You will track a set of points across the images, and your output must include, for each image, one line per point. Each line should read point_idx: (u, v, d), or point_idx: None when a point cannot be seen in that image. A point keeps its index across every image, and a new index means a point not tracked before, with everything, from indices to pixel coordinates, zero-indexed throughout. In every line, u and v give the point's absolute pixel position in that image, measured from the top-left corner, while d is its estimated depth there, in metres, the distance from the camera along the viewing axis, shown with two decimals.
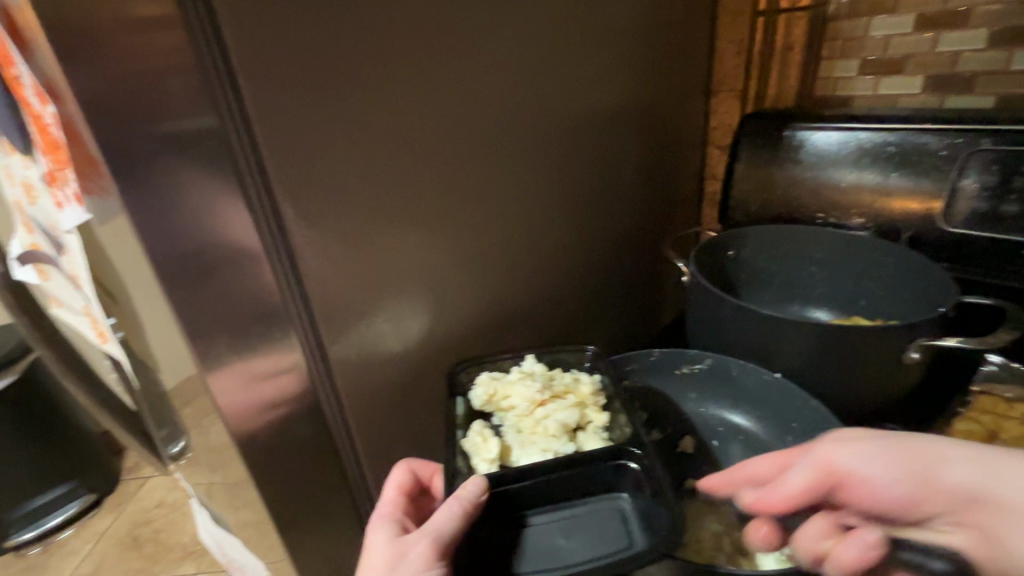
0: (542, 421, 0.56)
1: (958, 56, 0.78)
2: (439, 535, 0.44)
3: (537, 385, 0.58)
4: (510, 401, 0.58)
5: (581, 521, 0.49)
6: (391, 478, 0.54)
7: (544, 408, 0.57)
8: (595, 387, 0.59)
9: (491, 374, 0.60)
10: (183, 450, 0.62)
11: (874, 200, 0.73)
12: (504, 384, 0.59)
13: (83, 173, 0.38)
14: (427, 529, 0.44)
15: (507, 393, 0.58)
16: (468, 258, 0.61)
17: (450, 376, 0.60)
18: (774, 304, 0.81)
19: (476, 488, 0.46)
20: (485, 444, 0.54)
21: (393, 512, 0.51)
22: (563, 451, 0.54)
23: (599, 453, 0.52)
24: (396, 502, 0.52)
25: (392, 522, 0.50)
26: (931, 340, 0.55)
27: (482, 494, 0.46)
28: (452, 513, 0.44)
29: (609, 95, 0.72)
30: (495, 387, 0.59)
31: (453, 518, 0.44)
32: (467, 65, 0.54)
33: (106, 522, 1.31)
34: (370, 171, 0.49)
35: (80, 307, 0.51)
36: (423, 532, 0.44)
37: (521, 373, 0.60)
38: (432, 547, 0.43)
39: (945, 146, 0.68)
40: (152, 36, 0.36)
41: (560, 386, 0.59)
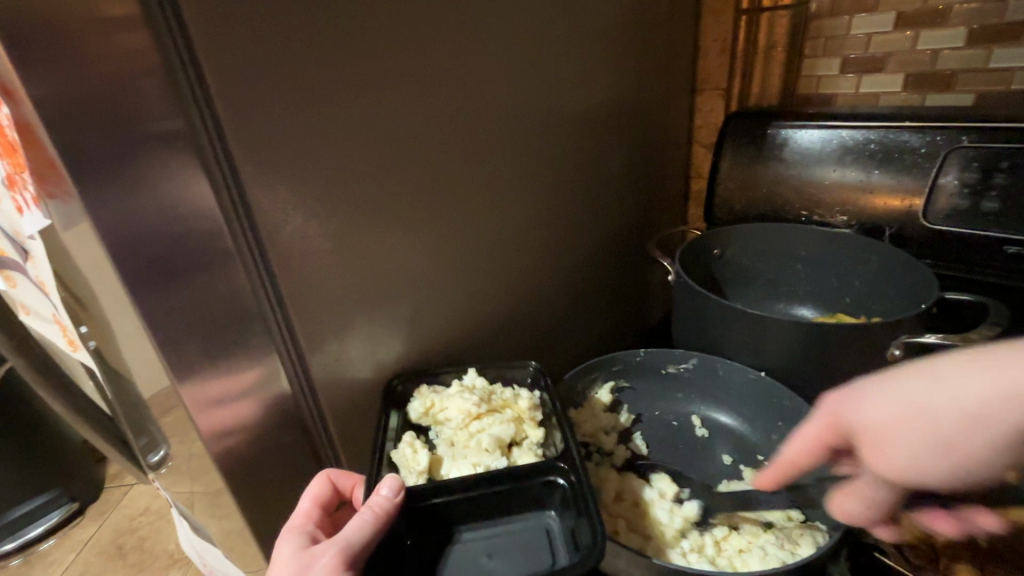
0: (476, 436, 0.53)
1: (938, 55, 0.78)
2: (346, 544, 0.41)
3: (473, 398, 0.56)
4: (447, 414, 0.56)
5: (507, 540, 0.48)
6: (309, 489, 0.51)
7: (479, 422, 0.54)
8: (534, 403, 0.57)
9: (431, 387, 0.59)
10: (162, 459, 0.61)
11: (858, 197, 0.73)
12: (442, 397, 0.57)
13: (43, 177, 0.36)
14: (337, 537, 0.42)
15: (444, 405, 0.56)
16: (452, 259, 0.60)
17: (386, 388, 0.58)
18: (759, 302, 0.81)
19: (389, 491, 0.45)
20: (414, 455, 0.51)
21: (305, 524, 0.48)
22: (494, 465, 0.51)
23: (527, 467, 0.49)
24: (310, 515, 0.49)
25: (301, 535, 0.47)
26: (914, 337, 0.54)
27: (397, 497, 0.45)
28: (363, 519, 0.42)
29: (593, 92, 0.72)
30: (433, 400, 0.57)
31: (365, 526, 0.42)
32: (447, 63, 0.53)
33: (90, 531, 1.28)
34: (350, 170, 0.48)
35: (50, 315, 0.50)
36: (332, 541, 0.42)
37: (459, 386, 0.58)
38: (337, 557, 0.41)
39: (925, 143, 0.69)
40: (117, 37, 0.35)
41: (498, 402, 0.57)
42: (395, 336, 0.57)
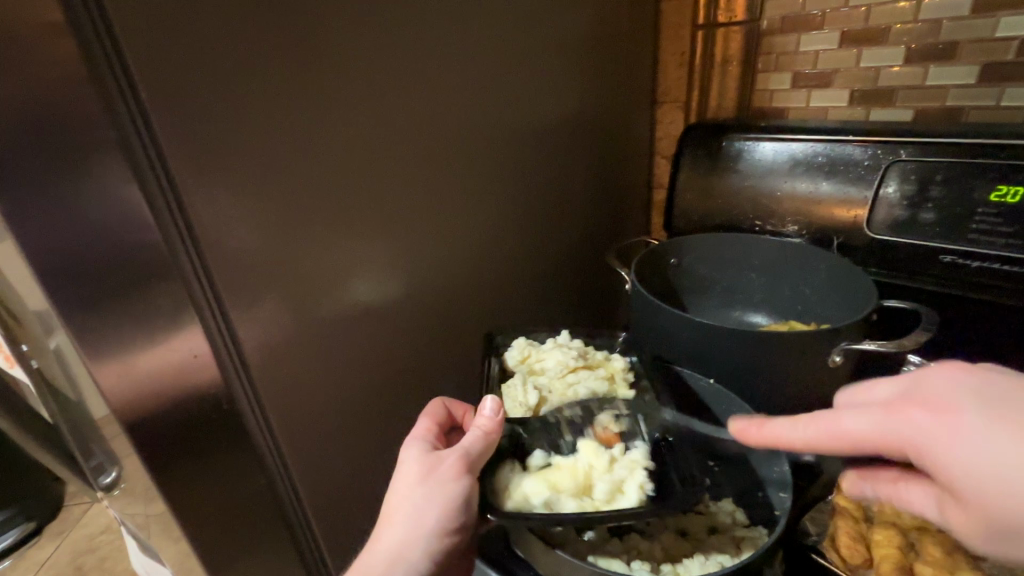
0: (573, 387, 0.61)
1: (881, 72, 0.82)
2: (465, 452, 0.49)
3: (573, 354, 0.64)
4: (544, 364, 0.64)
5: None
6: (427, 410, 0.58)
7: (575, 375, 0.62)
8: (627, 365, 0.64)
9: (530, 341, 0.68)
10: (114, 479, 0.59)
11: (809, 207, 0.76)
12: (538, 351, 0.66)
13: None
14: (458, 446, 0.50)
15: (541, 357, 0.65)
16: (407, 270, 0.61)
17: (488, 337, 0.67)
18: (715, 311, 0.83)
19: (491, 410, 0.52)
20: (523, 394, 0.60)
21: (427, 433, 0.55)
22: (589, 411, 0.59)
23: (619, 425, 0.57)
24: (429, 428, 0.56)
25: (426, 441, 0.54)
26: (852, 343, 0.57)
27: (498, 415, 0.52)
28: (477, 434, 0.51)
29: (551, 105, 0.73)
30: (529, 352, 0.65)
31: (478, 438, 0.50)
32: (396, 78, 0.54)
33: (47, 551, 1.23)
34: (297, 183, 0.48)
35: None
36: (452, 449, 0.50)
37: (556, 344, 0.67)
38: (460, 462, 0.49)
39: (868, 156, 0.71)
40: (46, 46, 0.34)
41: (594, 360, 0.65)
42: (350, 346, 0.58)
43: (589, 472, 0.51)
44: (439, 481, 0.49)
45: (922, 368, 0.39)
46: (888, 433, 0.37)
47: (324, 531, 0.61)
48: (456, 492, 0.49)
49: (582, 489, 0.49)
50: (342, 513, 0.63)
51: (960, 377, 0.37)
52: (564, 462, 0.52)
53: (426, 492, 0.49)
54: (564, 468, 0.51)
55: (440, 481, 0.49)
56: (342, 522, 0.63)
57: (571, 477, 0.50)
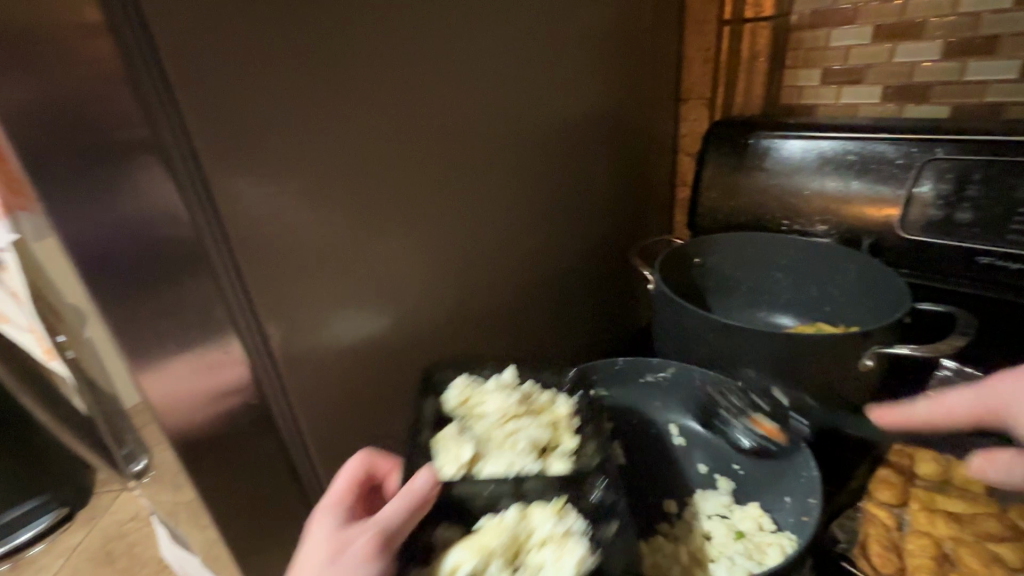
0: (512, 436, 0.55)
1: (916, 67, 0.79)
2: (382, 528, 0.41)
3: (514, 398, 0.59)
4: (483, 408, 0.59)
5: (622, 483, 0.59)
6: (342, 468, 0.49)
7: (516, 422, 0.56)
8: (572, 410, 0.59)
9: (471, 378, 0.62)
10: (143, 467, 0.61)
11: (838, 207, 0.74)
12: (481, 392, 0.60)
13: (14, 191, 0.36)
14: (372, 522, 0.42)
15: (481, 400, 0.59)
16: (430, 267, 0.61)
17: (425, 376, 0.62)
18: (740, 311, 0.82)
19: (426, 481, 0.44)
20: (458, 448, 0.53)
21: (341, 501, 0.46)
22: (529, 467, 0.52)
23: (555, 481, 0.49)
24: (347, 492, 0.47)
25: (338, 512, 0.45)
26: (885, 347, 0.56)
27: (434, 488, 0.44)
28: (399, 508, 0.43)
29: (574, 102, 0.72)
30: (470, 393, 0.60)
31: (400, 512, 0.42)
32: (422, 75, 0.54)
33: (79, 536, 1.28)
34: (324, 181, 0.49)
35: (26, 324, 0.50)
36: (367, 524, 0.42)
37: (499, 384, 0.61)
38: (373, 541, 0.40)
39: (902, 154, 0.69)
40: (84, 46, 0.35)
41: (537, 404, 0.59)
42: (373, 343, 0.58)
43: (518, 535, 0.46)
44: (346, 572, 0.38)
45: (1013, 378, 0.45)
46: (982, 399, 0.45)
47: None
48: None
49: (509, 554, 0.45)
50: None
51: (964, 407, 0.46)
52: (494, 521, 0.48)
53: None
54: (492, 528, 0.47)
55: (347, 567, 0.39)
56: None
57: (501, 537, 0.46)
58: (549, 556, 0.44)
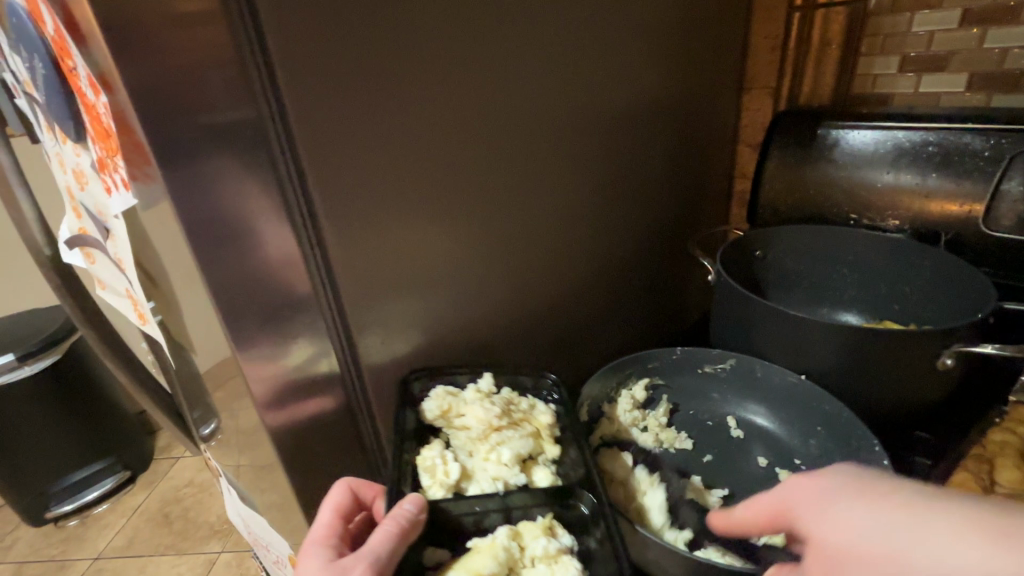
0: (496, 448, 0.52)
1: (1008, 54, 0.74)
2: (375, 557, 0.40)
3: (495, 408, 0.54)
4: (464, 420, 0.54)
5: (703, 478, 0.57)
6: (329, 499, 0.50)
7: (499, 434, 0.52)
8: (554, 420, 0.55)
9: (446, 388, 0.57)
10: (213, 431, 0.64)
11: (913, 202, 0.71)
12: (460, 401, 0.56)
13: (129, 160, 0.38)
14: (365, 549, 0.40)
15: (462, 410, 0.55)
16: (492, 250, 0.61)
17: (402, 382, 0.57)
18: (802, 305, 0.80)
19: (413, 506, 0.44)
20: (444, 468, 0.50)
21: (328, 536, 0.46)
22: (514, 482, 0.49)
23: (542, 494, 0.47)
24: (332, 525, 0.47)
25: (326, 548, 0.45)
26: (968, 346, 0.53)
27: (422, 512, 0.44)
28: (388, 531, 0.41)
29: (638, 89, 0.71)
30: (450, 403, 0.55)
31: (389, 537, 0.41)
32: (497, 60, 0.54)
33: (140, 498, 1.37)
34: (400, 163, 0.50)
35: (123, 290, 0.54)
36: (357, 554, 0.41)
37: (477, 392, 0.56)
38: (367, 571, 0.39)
39: (989, 146, 0.65)
40: (201, 28, 0.37)
41: (518, 414, 0.55)
42: (436, 323, 0.59)
43: (511, 556, 0.44)
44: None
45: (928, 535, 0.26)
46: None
47: None
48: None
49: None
50: None
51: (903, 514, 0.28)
52: (485, 542, 0.45)
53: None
54: (484, 550, 0.44)
55: None
56: None
57: (493, 563, 0.43)
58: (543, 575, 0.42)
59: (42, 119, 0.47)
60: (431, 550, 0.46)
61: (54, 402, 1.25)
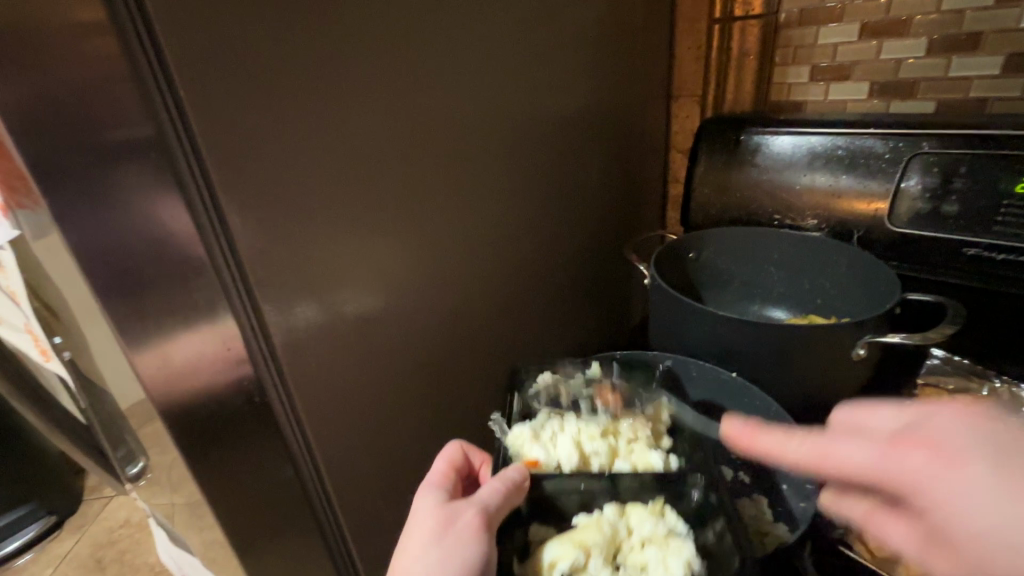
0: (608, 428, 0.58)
1: (901, 64, 0.81)
2: (484, 505, 0.46)
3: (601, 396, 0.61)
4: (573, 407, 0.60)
5: None
6: (444, 453, 0.55)
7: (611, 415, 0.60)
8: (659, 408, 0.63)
9: (556, 377, 0.64)
10: (141, 470, 0.60)
11: (828, 201, 0.75)
12: (567, 392, 0.63)
13: (15, 189, 0.38)
14: (475, 498, 0.47)
15: (568, 401, 0.61)
16: (431, 263, 0.61)
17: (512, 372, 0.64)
18: (736, 305, 0.83)
19: (517, 473, 0.49)
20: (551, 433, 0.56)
21: (442, 480, 0.52)
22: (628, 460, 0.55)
23: (650, 481, 0.52)
24: (446, 473, 0.53)
25: (441, 489, 0.50)
26: (877, 337, 0.57)
27: (525, 480, 0.49)
28: (496, 487, 0.47)
29: (568, 99, 0.73)
30: (558, 392, 0.63)
31: (498, 492, 0.47)
32: (420, 73, 0.54)
33: (68, 544, 1.25)
34: (325, 180, 0.49)
35: (21, 325, 0.49)
36: (471, 502, 0.47)
37: (585, 386, 0.63)
38: (478, 517, 0.45)
39: (889, 149, 0.71)
40: (91, 40, 0.35)
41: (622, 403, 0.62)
42: (369, 345, 0.57)
43: (617, 534, 0.47)
44: (456, 539, 0.44)
45: (943, 409, 0.30)
46: (883, 474, 0.30)
47: (349, 523, 0.60)
48: (471, 555, 0.43)
49: (609, 552, 0.46)
50: (369, 507, 0.62)
51: (977, 424, 0.28)
52: (592, 518, 0.49)
53: (441, 551, 0.43)
54: (591, 524, 0.48)
55: (456, 538, 0.44)
56: (369, 517, 0.62)
57: (600, 534, 0.46)
58: (654, 556, 0.45)
59: None
60: (536, 530, 0.50)
61: None
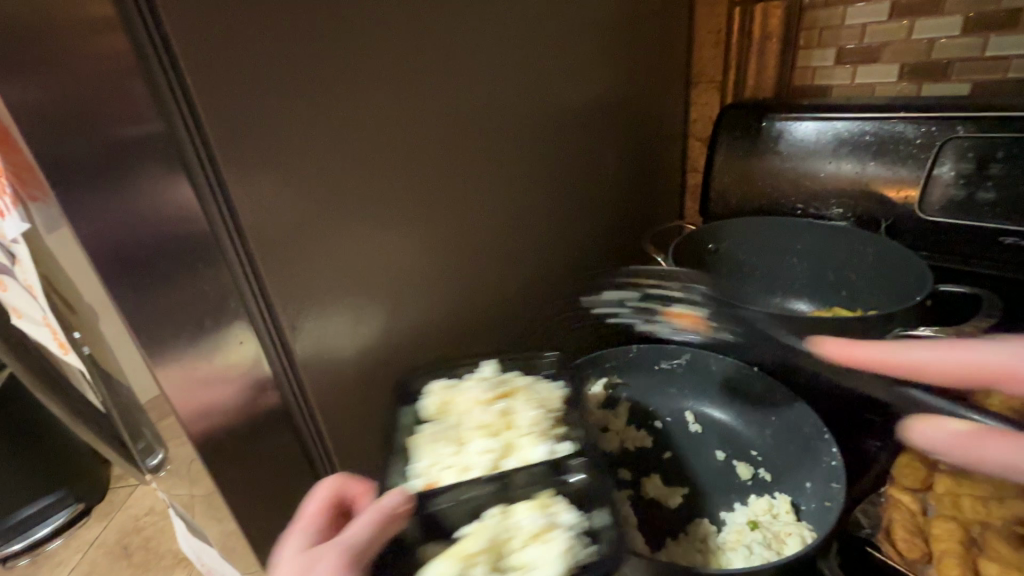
0: (501, 422, 0.55)
1: (935, 43, 0.78)
2: (348, 544, 0.39)
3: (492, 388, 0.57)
4: (460, 408, 0.56)
5: (672, 469, 0.58)
6: (313, 493, 0.47)
7: (504, 405, 0.56)
8: (558, 390, 0.58)
9: (446, 379, 0.59)
10: (161, 461, 0.60)
11: (854, 189, 0.73)
12: (460, 392, 0.57)
13: (26, 184, 0.37)
14: (339, 538, 0.40)
15: (457, 400, 0.57)
16: (445, 253, 0.60)
17: (401, 383, 0.58)
18: (756, 297, 0.81)
19: (395, 501, 0.43)
20: (441, 451, 0.52)
21: (309, 526, 0.44)
22: (530, 453, 0.52)
23: (539, 471, 0.50)
24: (313, 518, 0.44)
25: (308, 539, 0.42)
26: (907, 330, 0.54)
27: (405, 505, 0.43)
28: (365, 519, 0.41)
29: (584, 86, 0.71)
30: (449, 395, 0.57)
31: (367, 525, 0.41)
32: (433, 62, 0.53)
33: (96, 531, 1.28)
34: (337, 171, 0.48)
35: (40, 318, 0.49)
36: (335, 542, 0.39)
37: (474, 379, 0.59)
38: (343, 558, 0.38)
39: (921, 134, 0.68)
40: (98, 34, 0.35)
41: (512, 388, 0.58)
42: (383, 338, 0.57)
43: (500, 535, 0.46)
44: None
45: None
46: None
47: None
48: None
49: (492, 559, 0.44)
50: None
51: None
52: (476, 526, 0.46)
53: None
54: (474, 534, 0.45)
55: None
56: None
57: (481, 542, 0.44)
58: (535, 554, 0.44)
59: None
60: (430, 545, 0.47)
61: None
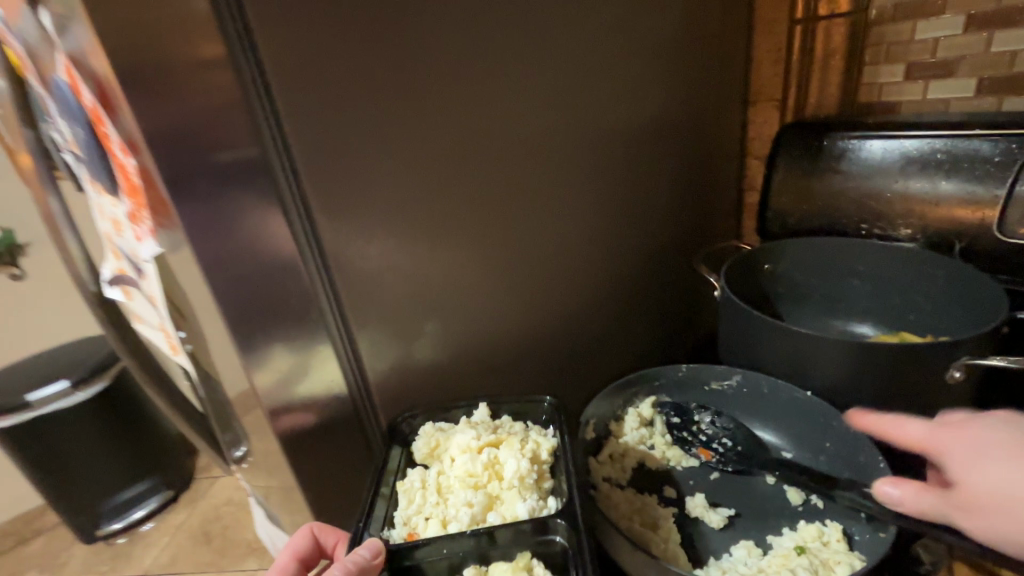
0: (490, 469, 0.52)
1: (1018, 55, 0.73)
2: None
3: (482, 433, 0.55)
4: (448, 457, 0.55)
5: (720, 486, 0.58)
6: (292, 543, 0.54)
7: (492, 451, 0.53)
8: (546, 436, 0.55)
9: (437, 425, 0.58)
10: (244, 453, 0.68)
11: (924, 209, 0.69)
12: (448, 438, 0.57)
13: (157, 214, 0.45)
14: None
15: (447, 447, 0.56)
16: (500, 270, 0.64)
17: (392, 426, 0.59)
18: (814, 320, 0.79)
19: (368, 552, 0.44)
20: (425, 499, 0.51)
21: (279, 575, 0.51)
22: (519, 506, 0.49)
23: (524, 531, 0.47)
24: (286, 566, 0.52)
25: None
26: (976, 359, 0.51)
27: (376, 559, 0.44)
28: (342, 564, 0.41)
29: (641, 108, 0.73)
30: (437, 440, 0.57)
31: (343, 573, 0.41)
32: (494, 94, 0.57)
33: (182, 517, 1.42)
34: (404, 196, 0.54)
35: (157, 324, 0.58)
36: None
37: (466, 424, 0.58)
38: None
39: (999, 152, 0.64)
40: (217, 86, 0.42)
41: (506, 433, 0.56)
42: (441, 346, 0.62)
43: None
44: None
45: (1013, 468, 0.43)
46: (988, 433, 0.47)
47: None
48: None
49: None
50: None
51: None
52: None
53: None
54: None
55: None
56: None
57: None
58: None
59: (85, 175, 0.55)
60: None
61: (102, 425, 1.34)
